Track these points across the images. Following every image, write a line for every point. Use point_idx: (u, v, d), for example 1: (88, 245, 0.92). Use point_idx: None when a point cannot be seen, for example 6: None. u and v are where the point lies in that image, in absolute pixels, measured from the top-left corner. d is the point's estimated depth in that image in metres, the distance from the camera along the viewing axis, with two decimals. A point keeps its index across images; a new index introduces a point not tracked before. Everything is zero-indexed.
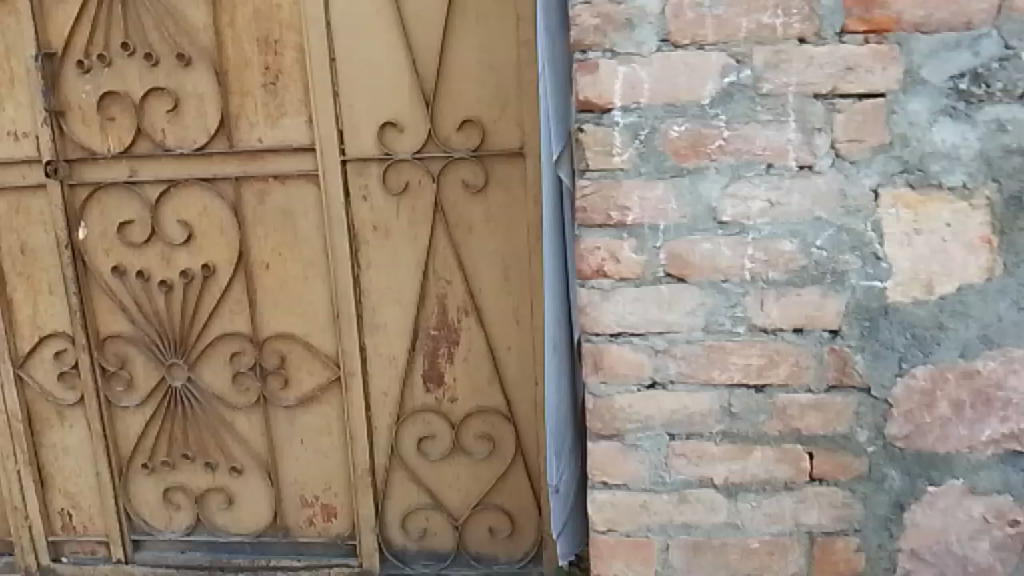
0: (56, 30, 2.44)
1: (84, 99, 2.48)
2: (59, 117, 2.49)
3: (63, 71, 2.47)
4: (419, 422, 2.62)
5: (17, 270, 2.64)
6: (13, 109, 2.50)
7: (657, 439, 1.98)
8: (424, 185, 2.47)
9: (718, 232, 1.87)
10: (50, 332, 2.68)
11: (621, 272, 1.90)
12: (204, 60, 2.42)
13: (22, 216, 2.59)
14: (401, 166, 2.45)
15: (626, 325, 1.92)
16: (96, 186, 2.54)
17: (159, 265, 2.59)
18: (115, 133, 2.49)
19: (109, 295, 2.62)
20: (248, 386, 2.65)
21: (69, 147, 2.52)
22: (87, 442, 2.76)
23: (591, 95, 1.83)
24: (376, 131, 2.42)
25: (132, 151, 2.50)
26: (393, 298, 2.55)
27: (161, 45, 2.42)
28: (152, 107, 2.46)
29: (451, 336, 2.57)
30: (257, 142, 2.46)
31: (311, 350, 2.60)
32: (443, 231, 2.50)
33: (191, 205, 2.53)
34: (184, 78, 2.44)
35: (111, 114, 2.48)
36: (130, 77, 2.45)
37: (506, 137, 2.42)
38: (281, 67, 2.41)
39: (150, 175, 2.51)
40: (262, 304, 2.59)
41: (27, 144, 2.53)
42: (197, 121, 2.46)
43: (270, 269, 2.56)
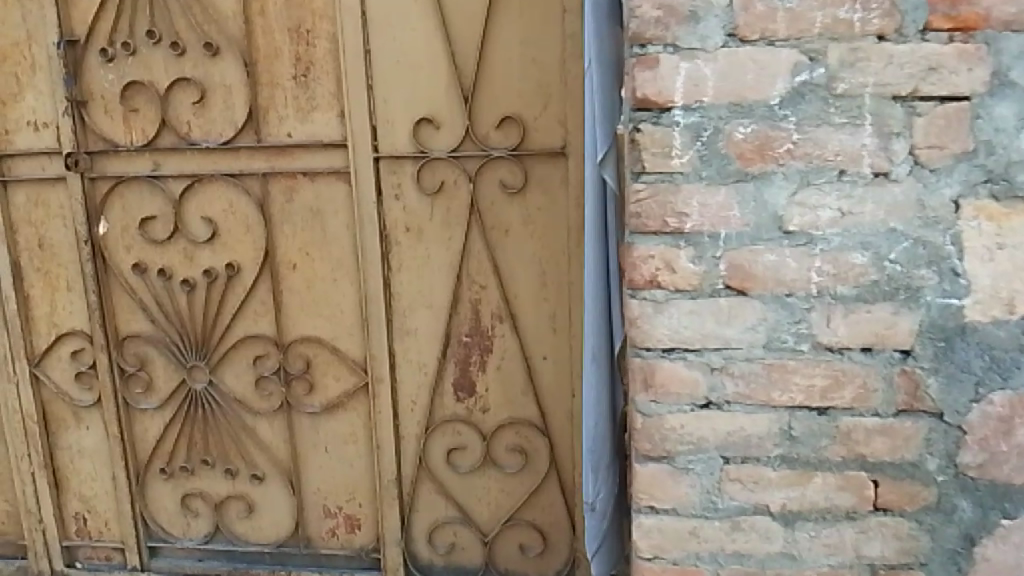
0: (78, 17, 2.33)
1: (107, 89, 2.37)
2: (80, 107, 2.38)
3: (86, 59, 2.35)
4: (449, 433, 2.46)
5: (35, 265, 2.53)
6: (33, 98, 2.39)
7: (710, 462, 1.84)
8: (460, 185, 2.33)
9: (783, 242, 1.73)
10: (68, 330, 2.57)
11: (676, 283, 1.76)
12: (232, 50, 2.30)
13: (41, 209, 2.49)
14: (436, 164, 2.32)
15: (680, 340, 1.78)
16: (117, 180, 2.43)
17: (181, 263, 2.48)
18: (139, 126, 2.38)
19: (129, 293, 2.52)
20: (270, 391, 2.53)
21: (91, 139, 2.42)
22: (103, 445, 2.65)
23: (650, 92, 1.70)
24: (411, 127, 2.30)
25: (155, 144, 2.38)
26: (424, 302, 2.40)
27: (188, 33, 2.30)
28: (177, 99, 2.35)
29: (484, 343, 2.40)
30: (286, 136, 2.34)
31: (337, 355, 2.48)
32: (479, 233, 2.35)
33: (216, 201, 2.42)
34: (211, 69, 2.32)
35: (135, 105, 2.37)
36: (155, 66, 2.33)
37: (547, 135, 2.26)
38: (313, 58, 2.29)
39: (174, 169, 2.40)
40: (288, 305, 2.47)
41: (48, 134, 2.42)
42: (224, 114, 2.34)
43: (296, 269, 2.44)
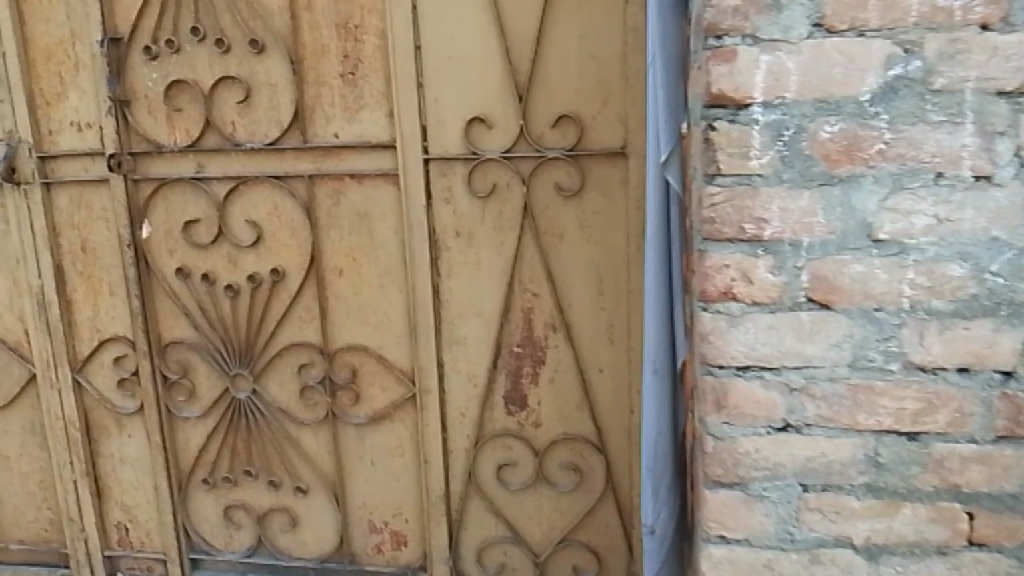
0: (122, 14, 2.25)
1: (150, 88, 2.29)
2: (124, 107, 2.31)
3: (129, 58, 2.28)
4: (499, 448, 2.34)
5: (78, 269, 2.47)
6: (77, 98, 2.33)
7: (787, 490, 1.69)
8: (513, 188, 2.19)
9: (872, 252, 1.58)
10: (110, 336, 2.51)
11: (753, 295, 1.61)
12: (278, 46, 2.20)
13: (84, 211, 2.42)
14: (488, 166, 2.19)
15: (756, 358, 1.64)
16: (161, 182, 2.36)
17: (225, 268, 2.40)
18: (183, 126, 2.30)
19: (172, 299, 2.45)
20: (315, 401, 2.43)
21: (134, 139, 2.35)
22: (146, 454, 2.59)
23: (727, 88, 1.54)
24: (463, 126, 2.17)
25: (200, 145, 2.30)
26: (474, 310, 2.28)
27: (233, 30, 2.21)
28: (221, 98, 2.26)
29: (536, 356, 2.26)
30: (333, 137, 2.24)
31: (384, 365, 2.37)
32: (533, 238, 2.21)
33: (261, 204, 2.33)
34: (255, 66, 2.22)
35: (178, 105, 2.29)
36: (200, 64, 2.25)
37: (606, 135, 2.12)
38: (361, 55, 2.18)
39: (218, 171, 2.32)
40: (334, 313, 2.38)
41: (91, 135, 2.36)
42: (269, 113, 2.25)
43: (343, 274, 2.35)
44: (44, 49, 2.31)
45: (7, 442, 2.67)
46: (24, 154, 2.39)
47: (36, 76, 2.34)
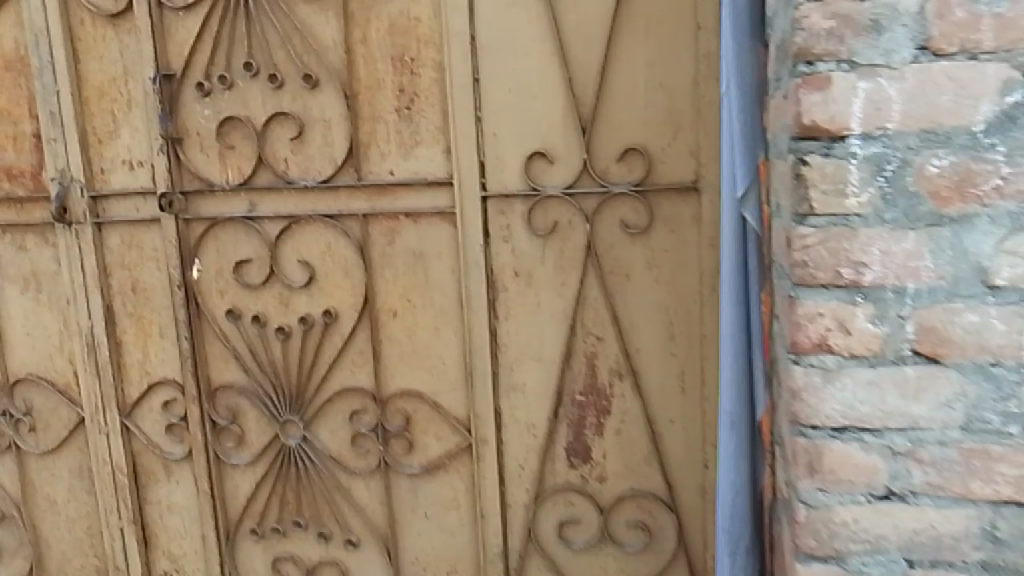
0: (175, 51, 2.20)
1: (203, 125, 2.23)
2: (176, 145, 2.25)
3: (182, 94, 2.22)
4: (560, 503, 2.17)
5: (128, 310, 2.41)
6: (129, 136, 2.28)
7: (890, 566, 1.50)
8: (575, 226, 2.03)
9: (987, 300, 1.40)
10: (159, 379, 2.44)
11: (852, 348, 1.44)
12: (332, 81, 2.12)
13: (135, 251, 2.37)
14: (549, 203, 2.04)
15: (855, 418, 1.46)
16: (213, 222, 2.28)
17: (277, 310, 2.31)
18: (235, 164, 2.23)
19: (223, 341, 2.36)
20: (366, 449, 2.31)
21: (186, 178, 2.28)
22: (194, 501, 2.50)
23: (821, 118, 1.39)
24: (522, 162, 2.03)
25: (251, 183, 2.22)
26: (532, 355, 2.11)
27: (286, 64, 2.14)
28: (274, 135, 2.18)
29: (601, 405, 2.10)
30: (388, 174, 2.14)
31: (439, 412, 2.23)
32: (596, 280, 2.04)
33: (313, 243, 2.24)
34: (309, 102, 2.14)
35: (231, 142, 2.22)
36: (253, 101, 2.17)
37: (677, 169, 1.96)
38: (417, 88, 2.08)
39: (270, 210, 2.23)
40: (387, 356, 2.25)
41: (143, 174, 2.31)
42: (322, 150, 2.16)
43: (398, 316, 2.23)
44: (99, 87, 2.27)
45: (55, 486, 2.61)
46: (76, 193, 2.35)
47: (89, 115, 2.30)
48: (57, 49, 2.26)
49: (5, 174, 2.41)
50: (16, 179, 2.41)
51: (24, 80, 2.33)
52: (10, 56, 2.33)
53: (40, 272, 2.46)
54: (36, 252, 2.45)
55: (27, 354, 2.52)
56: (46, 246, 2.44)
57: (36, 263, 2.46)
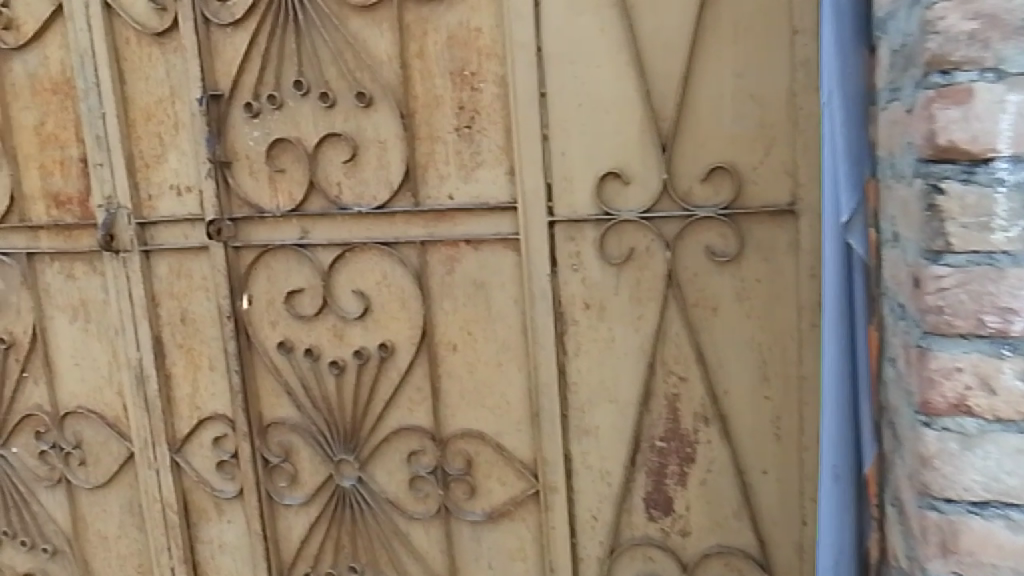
0: (223, 69, 2.08)
1: (252, 148, 2.09)
2: (224, 169, 2.12)
3: (230, 116, 2.09)
4: (638, 558, 1.97)
5: (177, 341, 2.29)
6: (177, 160, 2.17)
7: None
8: (654, 253, 1.82)
9: None
10: (209, 414, 2.31)
11: (998, 411, 1.12)
12: (387, 99, 1.96)
13: (183, 280, 2.25)
14: (624, 228, 1.82)
15: (1000, 493, 1.13)
16: (263, 249, 2.14)
17: (330, 343, 2.15)
18: (286, 188, 2.09)
19: (274, 374, 2.21)
20: (426, 493, 2.13)
21: (235, 203, 2.15)
22: (245, 541, 2.36)
23: (960, 138, 1.08)
24: (594, 184, 1.82)
25: (303, 209, 2.08)
26: (606, 395, 1.90)
27: (338, 82, 1.99)
28: (326, 158, 2.03)
29: (684, 453, 1.90)
30: (446, 199, 1.97)
31: (503, 455, 2.03)
32: (678, 313, 1.83)
33: (368, 272, 2.07)
34: (363, 121, 1.99)
35: (281, 165, 2.08)
36: (304, 121, 2.03)
37: (771, 190, 1.74)
38: (478, 105, 1.90)
39: (323, 237, 2.08)
40: (447, 393, 2.06)
41: (191, 199, 2.18)
42: (377, 173, 2.00)
43: (457, 350, 2.03)
44: (145, 109, 2.16)
45: (105, 522, 2.51)
46: (123, 220, 2.24)
47: (136, 139, 2.19)
48: (103, 70, 2.16)
49: (53, 201, 2.32)
50: (64, 206, 2.32)
51: (70, 103, 2.24)
52: (56, 79, 2.24)
53: (89, 302, 2.36)
54: (84, 281, 2.35)
55: (76, 386, 2.43)
56: (94, 275, 2.34)
57: (85, 292, 2.36)
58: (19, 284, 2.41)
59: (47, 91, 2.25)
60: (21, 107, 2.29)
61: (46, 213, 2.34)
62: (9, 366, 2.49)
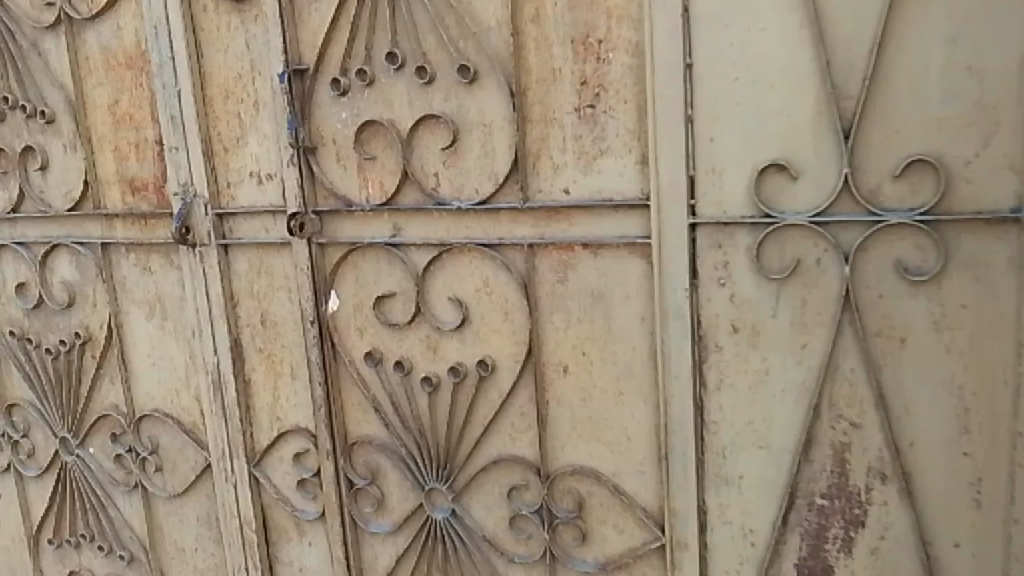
0: (307, 39, 1.80)
1: (339, 131, 1.81)
2: (309, 156, 1.85)
3: (315, 93, 1.82)
4: None
5: (257, 345, 2.04)
6: (257, 143, 1.91)
7: None
8: (826, 267, 1.44)
9: None
10: (291, 427, 2.05)
11: None
12: (493, 73, 1.63)
13: (263, 278, 1.98)
14: (788, 235, 1.45)
15: None
16: (351, 247, 1.86)
17: (423, 356, 1.83)
18: (376, 178, 1.80)
19: (360, 388, 1.92)
20: (528, 534, 1.79)
21: (320, 194, 1.87)
22: (327, 567, 2.10)
23: None
24: (751, 179, 1.46)
25: (396, 202, 1.79)
26: (754, 439, 1.55)
27: (437, 53, 1.67)
28: (422, 143, 1.73)
29: (851, 515, 1.53)
30: (562, 193, 1.62)
31: (624, 499, 1.69)
32: (855, 343, 1.46)
33: (467, 276, 1.75)
34: (465, 100, 1.67)
35: (372, 151, 1.79)
36: (397, 100, 1.73)
37: (990, 191, 1.33)
38: (605, 79, 1.54)
39: (417, 234, 1.79)
40: (556, 424, 1.72)
41: (272, 188, 1.92)
42: (481, 162, 1.69)
43: (569, 373, 1.68)
44: (223, 86, 1.92)
45: (183, 533, 2.32)
46: (200, 210, 2.00)
47: (213, 119, 1.95)
48: (178, 42, 1.92)
49: (129, 187, 2.12)
50: (139, 192, 2.11)
51: (145, 78, 2.02)
52: (131, 52, 2.02)
53: (166, 298, 2.15)
54: (160, 275, 2.14)
55: (152, 388, 2.24)
56: (170, 269, 2.12)
57: (162, 287, 2.15)
58: (95, 276, 2.23)
59: (121, 65, 2.04)
60: (95, 83, 2.09)
61: (121, 200, 2.14)
62: (86, 362, 2.32)
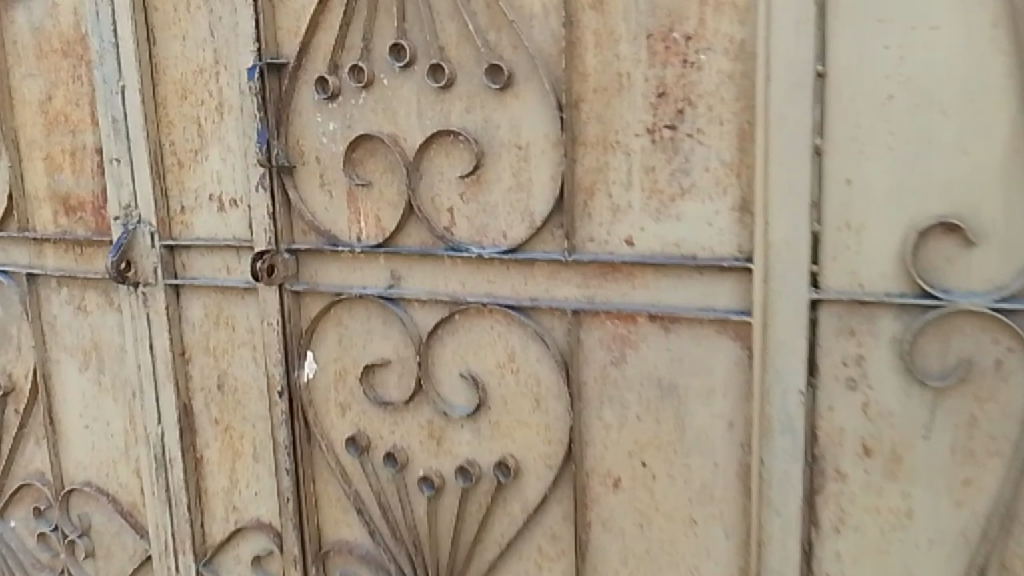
0: (287, 25, 1.36)
1: (325, 147, 1.37)
2: (284, 177, 1.41)
3: (295, 96, 1.38)
4: None
5: (213, 415, 1.59)
6: (218, 158, 1.47)
7: None
8: (1010, 375, 1.00)
9: None
10: (251, 521, 1.60)
11: None
12: (535, 76, 1.19)
13: (222, 331, 1.54)
14: (957, 324, 1.01)
15: None
16: (335, 298, 1.42)
17: (424, 448, 1.38)
18: (372, 210, 1.36)
19: (339, 482, 1.47)
20: None
21: (297, 228, 1.43)
22: None
23: None
24: (904, 242, 1.02)
25: (396, 243, 1.35)
26: None
27: (458, 47, 1.23)
28: (433, 168, 1.29)
29: None
30: (622, 244, 1.18)
31: None
32: None
33: (486, 347, 1.30)
34: (494, 113, 1.23)
35: (366, 175, 1.35)
36: (403, 108, 1.30)
37: None
38: (692, 91, 1.10)
39: (422, 287, 1.34)
40: (599, 554, 1.27)
41: (235, 217, 1.48)
42: (511, 196, 1.25)
43: (622, 490, 1.23)
44: (179, 83, 1.48)
45: None
46: (144, 240, 1.55)
47: (166, 126, 1.51)
48: (124, 25, 1.49)
49: (62, 206, 1.68)
50: (75, 213, 1.67)
51: (84, 69, 1.58)
52: (68, 36, 1.59)
53: (104, 346, 1.71)
54: (98, 317, 1.70)
55: (86, 455, 1.79)
56: (109, 310, 1.68)
57: (99, 333, 1.71)
58: (21, 314, 1.79)
59: (56, 52, 1.61)
60: (25, 74, 1.66)
61: (52, 221, 1.70)
62: (8, 417, 1.88)
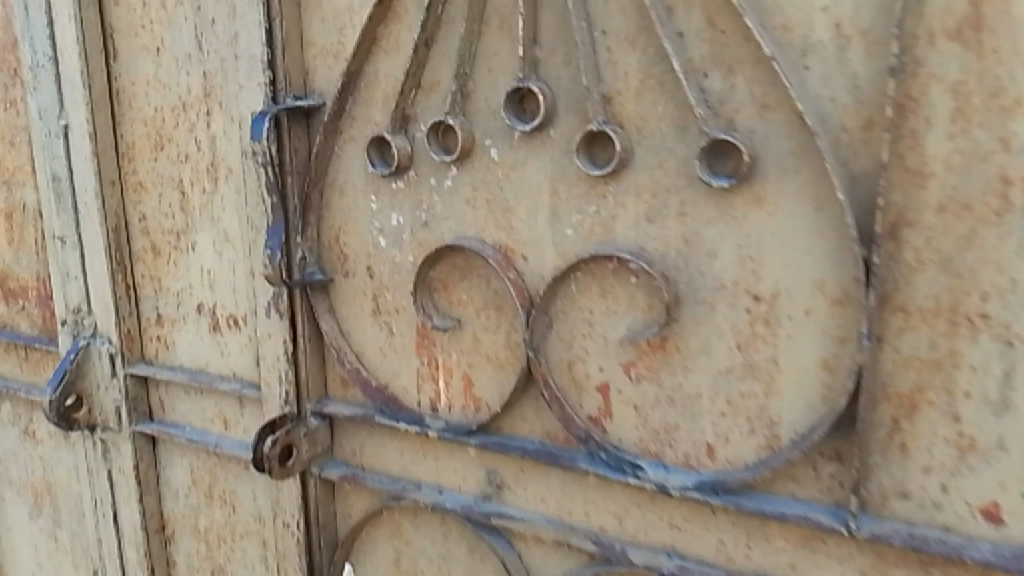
0: (325, 41, 0.79)
1: (384, 253, 0.80)
2: (313, 296, 0.84)
3: (336, 163, 0.81)
4: None
5: None
6: (210, 249, 0.91)
7: None
8: None
9: None
10: None
11: None
12: (804, 167, 0.59)
13: (218, 510, 0.99)
14: None
15: None
16: (390, 499, 0.84)
17: None
18: (457, 368, 0.78)
19: None
20: None
21: (334, 376, 0.86)
22: None
23: None
24: None
25: (499, 430, 0.77)
26: None
27: (640, 98, 0.64)
28: (575, 315, 0.70)
29: None
30: (973, 518, 0.58)
31: None
32: None
33: None
34: (707, 229, 0.64)
35: (451, 311, 0.77)
36: (525, 202, 0.71)
37: None
38: None
39: (542, 511, 0.76)
40: None
41: (235, 344, 0.91)
42: (729, 386, 0.65)
43: None
44: (153, 126, 0.92)
45: None
46: (102, 365, 1.00)
47: (135, 191, 0.95)
48: (66, 30, 0.93)
49: None
50: (15, 302, 1.13)
51: (19, 91, 1.03)
52: None
53: (58, 491, 1.17)
54: (51, 451, 1.16)
55: None
56: (63, 445, 1.14)
57: (51, 472, 1.17)
58: None
59: None
60: None
61: None
62: None
